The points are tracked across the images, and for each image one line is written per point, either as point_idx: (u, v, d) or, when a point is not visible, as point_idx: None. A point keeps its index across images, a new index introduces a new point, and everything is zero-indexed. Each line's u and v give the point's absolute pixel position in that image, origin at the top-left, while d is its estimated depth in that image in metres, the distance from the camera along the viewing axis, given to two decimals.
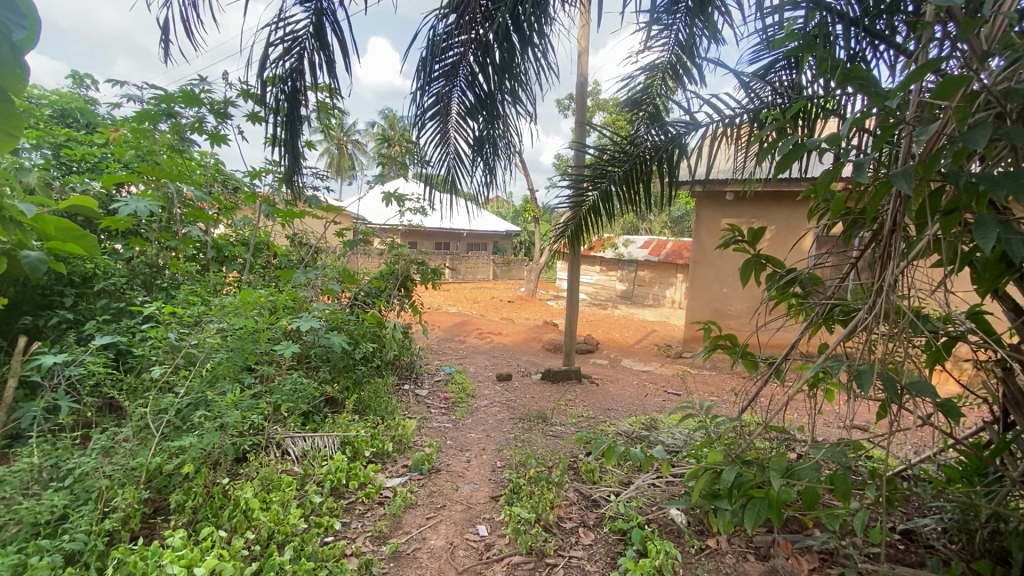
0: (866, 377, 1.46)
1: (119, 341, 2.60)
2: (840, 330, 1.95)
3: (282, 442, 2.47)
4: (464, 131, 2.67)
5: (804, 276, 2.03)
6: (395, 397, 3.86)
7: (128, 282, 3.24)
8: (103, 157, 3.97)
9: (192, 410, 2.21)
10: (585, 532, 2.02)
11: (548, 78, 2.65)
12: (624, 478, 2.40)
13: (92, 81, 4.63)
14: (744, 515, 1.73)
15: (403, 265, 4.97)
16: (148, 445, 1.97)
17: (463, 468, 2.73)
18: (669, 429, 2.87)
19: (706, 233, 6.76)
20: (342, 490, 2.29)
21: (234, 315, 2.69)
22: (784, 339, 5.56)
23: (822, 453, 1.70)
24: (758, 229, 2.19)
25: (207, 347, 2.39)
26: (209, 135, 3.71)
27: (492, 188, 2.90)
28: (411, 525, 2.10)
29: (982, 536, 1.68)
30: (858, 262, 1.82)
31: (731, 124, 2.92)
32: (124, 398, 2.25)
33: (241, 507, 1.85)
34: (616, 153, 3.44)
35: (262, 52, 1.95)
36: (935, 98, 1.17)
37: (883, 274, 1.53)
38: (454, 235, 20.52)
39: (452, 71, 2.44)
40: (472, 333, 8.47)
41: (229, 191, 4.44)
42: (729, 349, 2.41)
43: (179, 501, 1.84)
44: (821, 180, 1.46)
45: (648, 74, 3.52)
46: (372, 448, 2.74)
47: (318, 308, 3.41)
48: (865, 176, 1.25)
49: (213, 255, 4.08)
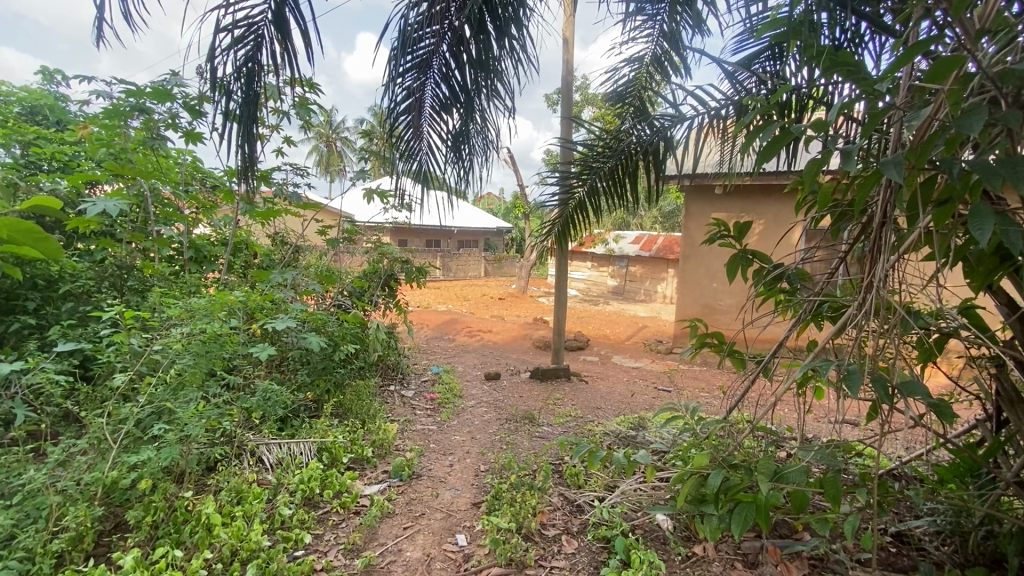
0: (856, 377, 1.38)
1: (84, 348, 2.48)
2: (830, 326, 1.89)
3: (256, 450, 2.39)
4: (439, 124, 2.58)
5: (792, 272, 1.96)
6: (378, 399, 3.77)
7: (98, 285, 3.12)
8: (74, 155, 3.81)
9: (155, 419, 2.10)
10: (569, 540, 1.94)
11: (527, 72, 2.56)
12: (610, 482, 2.32)
13: (63, 77, 4.47)
14: (730, 521, 1.66)
15: (387, 263, 4.88)
16: (106, 458, 1.87)
17: (445, 473, 2.65)
18: (657, 429, 2.80)
19: (695, 226, 6.69)
20: (317, 499, 2.20)
21: (204, 317, 2.58)
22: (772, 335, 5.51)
23: (811, 455, 1.65)
24: (745, 223, 2.10)
25: (173, 352, 2.26)
26: (183, 132, 3.58)
27: (469, 185, 2.80)
28: (388, 536, 2.02)
29: (975, 538, 1.62)
30: (847, 256, 1.75)
31: (718, 116, 2.86)
32: (85, 409, 2.13)
33: (202, 521, 1.77)
34: (603, 148, 3.35)
35: (212, 38, 1.83)
36: (927, 81, 1.09)
37: (874, 269, 1.46)
38: (445, 232, 20.38)
39: (424, 63, 2.34)
40: (461, 331, 8.37)
41: (207, 189, 4.30)
42: (716, 347, 2.34)
43: (137, 519, 1.74)
44: (808, 168, 1.37)
45: (631, 66, 3.43)
46: (351, 455, 2.65)
47: (299, 309, 3.26)
48: (854, 164, 1.17)
49: (189, 255, 3.95)
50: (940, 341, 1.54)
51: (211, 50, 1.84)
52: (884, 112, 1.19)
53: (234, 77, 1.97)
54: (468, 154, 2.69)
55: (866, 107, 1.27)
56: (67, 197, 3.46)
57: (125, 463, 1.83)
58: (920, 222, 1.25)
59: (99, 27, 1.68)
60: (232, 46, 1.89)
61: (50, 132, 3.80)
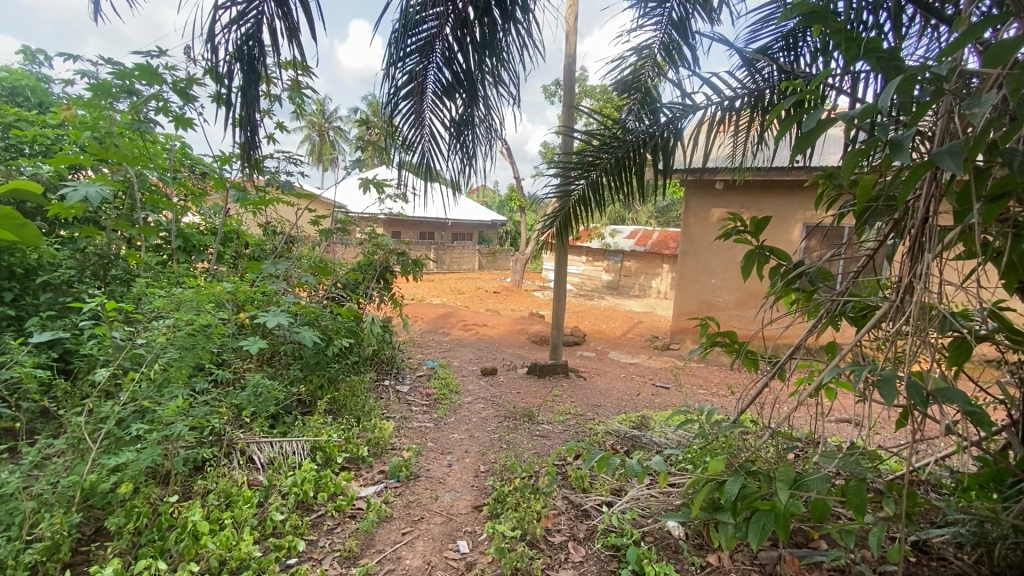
0: (890, 385, 1.28)
1: (64, 341, 2.34)
2: (854, 326, 1.79)
3: (246, 449, 2.29)
4: (441, 112, 2.43)
5: (813, 270, 1.85)
6: (373, 395, 3.67)
7: (80, 275, 2.98)
8: (57, 138, 3.64)
9: (137, 418, 1.97)
10: (576, 547, 1.86)
11: (531, 57, 2.44)
12: (617, 486, 2.23)
13: (45, 57, 4.27)
14: (748, 531, 1.57)
15: (382, 255, 4.73)
16: (85, 459, 1.74)
17: (444, 474, 2.55)
18: (662, 430, 2.73)
19: (695, 222, 6.62)
20: (310, 502, 2.10)
21: (190, 309, 2.44)
22: (771, 332, 5.47)
23: (833, 463, 1.56)
24: (762, 217, 1.98)
25: (156, 346, 2.13)
26: (173, 116, 3.42)
27: (471, 175, 2.68)
28: (386, 542, 1.92)
29: (1002, 551, 1.53)
30: (876, 254, 1.65)
31: (730, 110, 2.67)
32: (65, 407, 2.01)
33: (189, 529, 1.66)
34: (607, 139, 3.22)
35: (210, 15, 1.69)
36: (983, 66, 0.99)
37: (913, 268, 1.36)
38: (439, 225, 20.19)
39: (427, 47, 2.20)
40: (456, 326, 8.28)
41: (197, 176, 4.14)
42: (728, 347, 2.23)
43: (118, 526, 1.63)
44: (848, 158, 1.21)
45: (637, 57, 3.31)
46: (346, 453, 2.55)
47: (291, 302, 3.13)
48: (903, 155, 1.07)
49: (178, 244, 3.79)
50: (974, 342, 1.45)
51: (209, 28, 1.70)
52: (937, 97, 1.06)
53: (233, 57, 1.84)
54: (471, 142, 2.57)
55: (910, 92, 1.15)
56: (49, 182, 3.31)
57: (104, 465, 1.71)
58: (967, 218, 1.17)
59: (94, 4, 1.56)
60: (230, 23, 1.75)
61: (31, 114, 3.63)
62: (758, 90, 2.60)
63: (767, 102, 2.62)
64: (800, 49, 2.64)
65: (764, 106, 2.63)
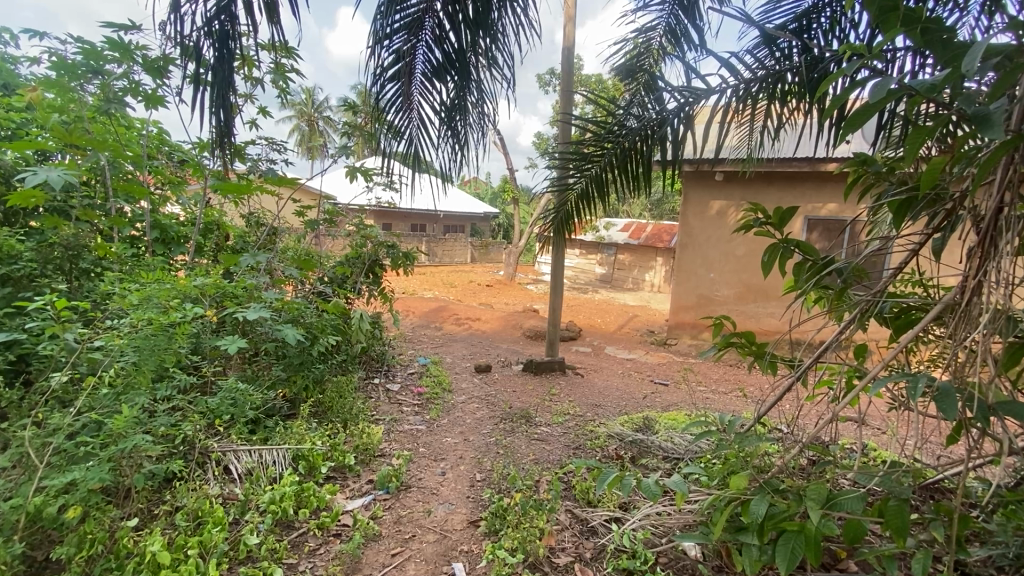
0: (950, 399, 1.11)
1: (19, 343, 2.12)
2: (889, 328, 1.61)
3: (222, 459, 2.11)
4: (430, 95, 2.19)
5: (844, 266, 1.67)
6: (361, 395, 3.47)
7: (43, 269, 2.73)
8: (23, 122, 3.38)
9: (94, 431, 1.76)
10: (582, 569, 1.70)
11: (527, 39, 2.23)
12: (625, 499, 2.07)
13: (11, 36, 3.98)
14: (775, 555, 1.40)
15: (370, 248, 4.52)
16: (31, 480, 1.54)
17: (437, 483, 2.37)
18: (670, 435, 2.56)
19: (693, 214, 6.47)
20: (290, 519, 1.92)
21: (154, 307, 2.21)
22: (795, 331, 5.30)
23: (872, 481, 1.39)
24: (788, 207, 1.79)
25: (115, 349, 1.93)
26: (145, 97, 3.16)
27: (463, 166, 2.45)
28: (373, 566, 1.74)
29: None
30: (923, 252, 1.48)
31: (745, 97, 2.49)
32: (12, 418, 1.79)
33: (148, 559, 1.48)
34: (604, 130, 2.98)
35: None
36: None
37: (983, 264, 1.19)
38: (431, 217, 19.85)
39: (415, 23, 2.00)
40: (449, 320, 8.09)
41: (174, 163, 3.88)
42: (743, 349, 2.04)
43: (67, 556, 1.46)
44: (910, 138, 1.03)
45: (640, 38, 3.11)
46: (331, 462, 2.36)
47: (274, 297, 2.91)
48: (995, 129, 0.91)
49: (153, 236, 3.56)
50: None
51: None
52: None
53: (202, 32, 1.63)
54: (464, 130, 2.34)
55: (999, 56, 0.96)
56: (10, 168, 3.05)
57: (51, 487, 1.51)
58: None
59: None
60: None
61: None
62: (778, 71, 2.41)
63: (785, 85, 2.44)
64: (813, 32, 2.47)
65: (783, 90, 2.45)
